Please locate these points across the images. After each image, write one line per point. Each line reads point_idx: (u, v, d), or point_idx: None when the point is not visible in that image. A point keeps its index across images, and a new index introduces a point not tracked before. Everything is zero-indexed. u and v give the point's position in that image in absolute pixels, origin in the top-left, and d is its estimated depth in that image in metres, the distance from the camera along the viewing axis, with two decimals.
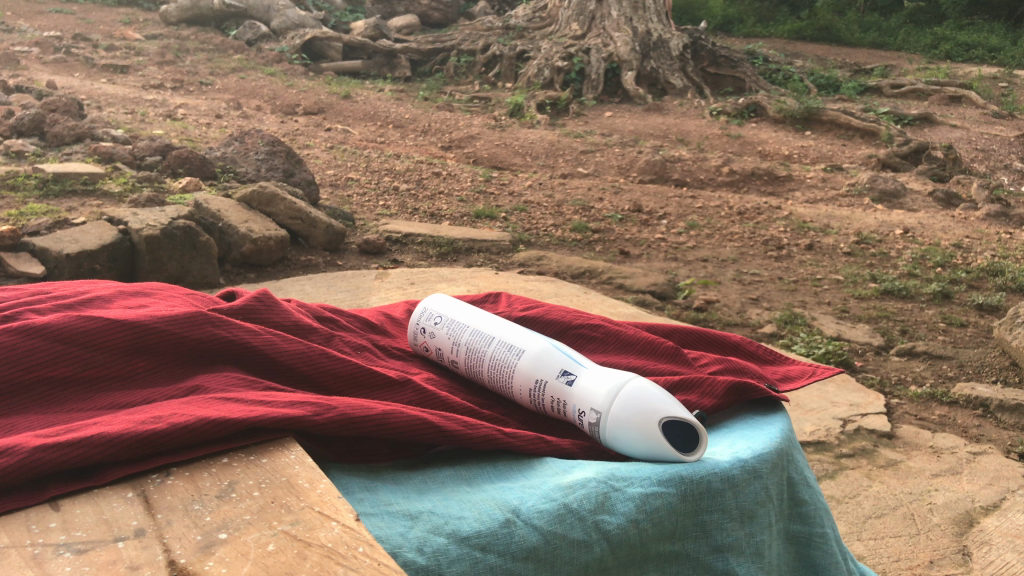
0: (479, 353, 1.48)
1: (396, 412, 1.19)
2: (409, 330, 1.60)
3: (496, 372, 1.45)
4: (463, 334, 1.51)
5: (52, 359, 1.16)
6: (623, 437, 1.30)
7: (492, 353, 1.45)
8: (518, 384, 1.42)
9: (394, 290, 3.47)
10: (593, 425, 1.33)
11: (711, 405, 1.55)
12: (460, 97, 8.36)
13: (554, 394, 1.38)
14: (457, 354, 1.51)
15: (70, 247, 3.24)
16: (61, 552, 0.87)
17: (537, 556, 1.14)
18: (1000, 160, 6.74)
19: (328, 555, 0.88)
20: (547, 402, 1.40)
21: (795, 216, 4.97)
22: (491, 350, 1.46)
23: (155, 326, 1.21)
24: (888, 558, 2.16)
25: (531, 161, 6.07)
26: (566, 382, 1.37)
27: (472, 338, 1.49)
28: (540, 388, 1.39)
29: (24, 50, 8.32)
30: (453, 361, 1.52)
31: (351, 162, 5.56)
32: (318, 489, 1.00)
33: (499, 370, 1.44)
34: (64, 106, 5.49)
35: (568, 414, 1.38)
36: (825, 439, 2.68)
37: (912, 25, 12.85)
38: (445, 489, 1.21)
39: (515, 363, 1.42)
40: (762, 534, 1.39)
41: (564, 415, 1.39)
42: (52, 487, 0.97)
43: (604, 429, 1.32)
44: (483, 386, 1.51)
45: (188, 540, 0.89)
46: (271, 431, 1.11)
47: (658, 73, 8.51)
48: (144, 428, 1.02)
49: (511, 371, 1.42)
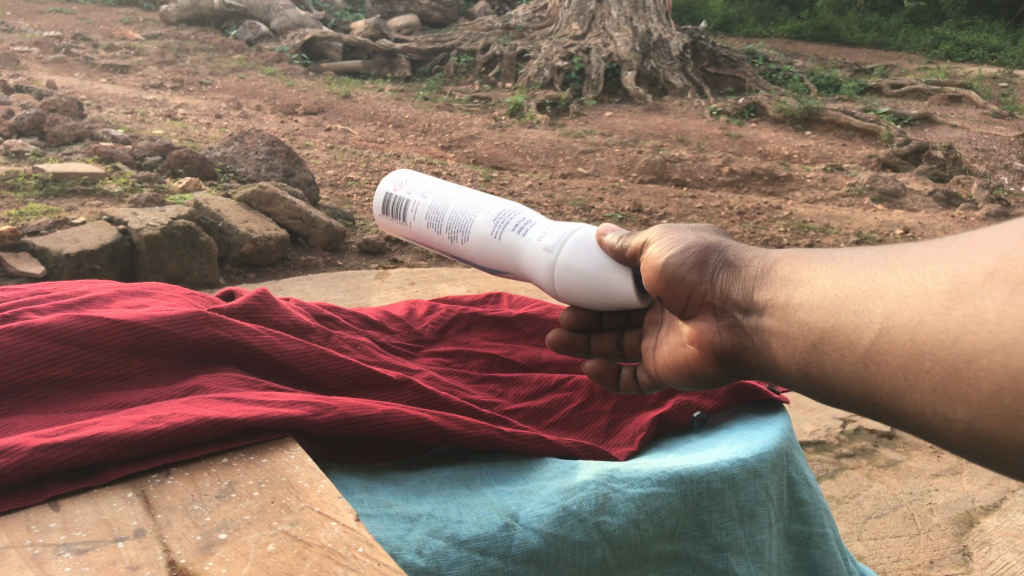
0: (446, 201, 1.52)
1: (395, 412, 1.15)
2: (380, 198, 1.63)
3: (464, 212, 1.49)
4: (440, 187, 1.57)
5: (51, 359, 1.11)
6: (579, 254, 1.33)
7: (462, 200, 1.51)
8: (483, 220, 1.45)
9: (395, 290, 3.46)
10: (548, 244, 1.36)
11: (711, 407, 1.57)
12: (460, 97, 8.35)
13: (519, 220, 1.42)
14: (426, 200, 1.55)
15: (71, 246, 3.24)
16: (61, 551, 0.86)
17: (538, 559, 1.14)
18: (1000, 160, 6.74)
19: (328, 555, 0.86)
20: (507, 234, 1.42)
21: (795, 216, 4.98)
22: (457, 203, 1.51)
23: (156, 326, 1.16)
24: (888, 558, 2.18)
25: (531, 161, 6.06)
26: (533, 219, 1.43)
27: (447, 189, 1.56)
28: (506, 217, 1.43)
29: (24, 50, 8.30)
30: (418, 218, 1.55)
31: (351, 162, 5.57)
32: (318, 489, 0.97)
33: (464, 210, 1.49)
34: (64, 106, 5.51)
35: (523, 242, 1.40)
36: (825, 439, 2.70)
37: (912, 24, 12.83)
38: (445, 493, 1.20)
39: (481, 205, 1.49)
40: (761, 534, 1.41)
41: (519, 246, 1.40)
42: (52, 487, 0.95)
43: (561, 252, 1.34)
44: (436, 234, 1.53)
45: (188, 540, 0.88)
46: (271, 431, 1.07)
47: (658, 73, 8.50)
48: (143, 429, 0.99)
49: (477, 211, 1.47)
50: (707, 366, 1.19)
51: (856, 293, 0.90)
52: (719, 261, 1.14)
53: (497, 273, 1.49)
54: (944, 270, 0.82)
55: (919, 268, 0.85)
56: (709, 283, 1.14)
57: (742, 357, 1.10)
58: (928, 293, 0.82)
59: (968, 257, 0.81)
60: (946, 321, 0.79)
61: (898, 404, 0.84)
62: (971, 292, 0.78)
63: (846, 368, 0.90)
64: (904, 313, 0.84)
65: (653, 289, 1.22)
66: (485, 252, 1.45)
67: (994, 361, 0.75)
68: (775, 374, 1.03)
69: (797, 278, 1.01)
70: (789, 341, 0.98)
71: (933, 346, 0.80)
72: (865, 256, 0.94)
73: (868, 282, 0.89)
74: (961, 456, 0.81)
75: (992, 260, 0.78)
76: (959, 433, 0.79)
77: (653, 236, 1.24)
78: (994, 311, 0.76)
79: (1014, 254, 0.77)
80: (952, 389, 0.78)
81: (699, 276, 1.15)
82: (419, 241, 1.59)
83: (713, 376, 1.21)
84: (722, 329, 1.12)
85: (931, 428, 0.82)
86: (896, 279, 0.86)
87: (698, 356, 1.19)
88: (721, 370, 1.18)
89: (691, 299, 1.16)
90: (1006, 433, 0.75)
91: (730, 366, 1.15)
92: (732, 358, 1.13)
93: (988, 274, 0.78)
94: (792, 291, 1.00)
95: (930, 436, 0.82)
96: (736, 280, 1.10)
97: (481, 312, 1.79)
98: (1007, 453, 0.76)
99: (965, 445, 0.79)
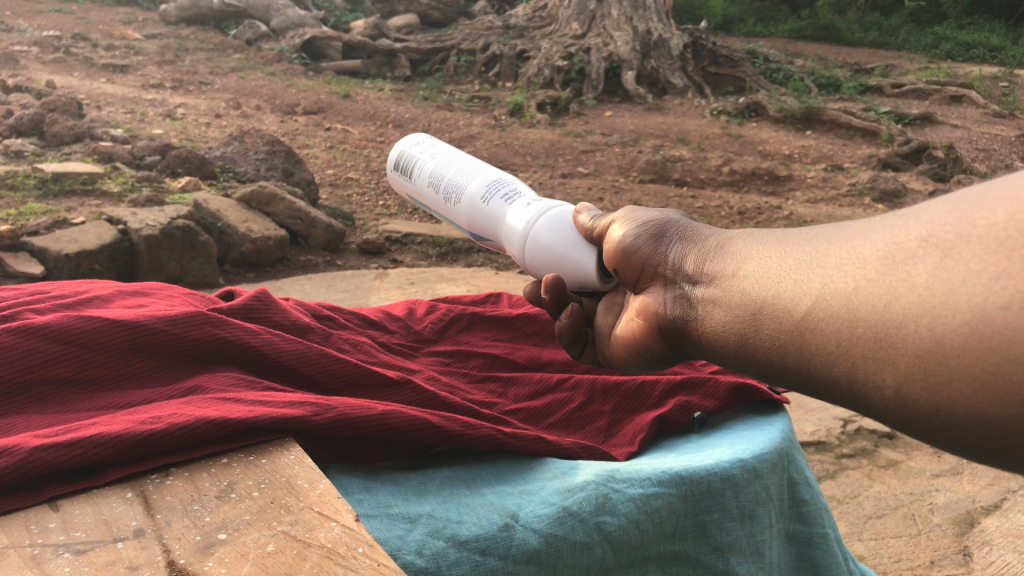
0: (448, 164, 1.58)
1: (395, 412, 1.14)
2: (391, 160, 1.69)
3: (460, 176, 1.54)
4: (445, 153, 1.61)
5: (48, 360, 1.10)
6: (554, 226, 1.37)
7: (461, 167, 1.56)
8: (475, 185, 1.50)
9: (394, 290, 3.45)
10: (527, 213, 1.40)
11: (712, 406, 1.57)
12: (460, 96, 8.33)
13: (508, 190, 1.47)
14: (429, 164, 1.60)
15: (70, 246, 3.24)
16: (61, 552, 0.84)
17: (539, 559, 1.14)
18: (1001, 160, 6.72)
19: (328, 555, 0.84)
20: (494, 201, 1.47)
21: (795, 216, 4.98)
22: (456, 170, 1.55)
23: (155, 326, 1.15)
24: (888, 558, 2.18)
25: (531, 161, 6.05)
26: (522, 191, 1.48)
27: (451, 155, 1.60)
28: (496, 185, 1.48)
29: (23, 49, 8.28)
30: (419, 177, 1.61)
31: (351, 162, 5.57)
32: (318, 489, 0.95)
33: (461, 176, 1.54)
34: (63, 106, 5.51)
35: (507, 210, 1.44)
36: (825, 439, 2.69)
37: (913, 24, 12.81)
38: (445, 493, 1.19)
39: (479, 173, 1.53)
40: (761, 535, 1.40)
41: (503, 213, 1.45)
42: (51, 488, 0.94)
43: (536, 222, 1.38)
44: (435, 200, 1.59)
45: (188, 540, 0.86)
46: (270, 432, 1.06)
47: (658, 73, 8.50)
48: (142, 429, 0.97)
49: (472, 176, 1.52)
50: (651, 341, 1.12)
51: (797, 264, 0.83)
52: (675, 236, 1.11)
53: (481, 238, 1.54)
54: (883, 238, 0.75)
55: (859, 237, 0.78)
56: (662, 256, 1.10)
57: (684, 329, 1.02)
58: (865, 260, 0.75)
59: (904, 225, 0.74)
60: (879, 286, 0.72)
61: (829, 375, 0.76)
62: (909, 254, 0.71)
63: (779, 339, 0.82)
64: (839, 279, 0.76)
65: (612, 263, 1.21)
66: (472, 215, 1.51)
67: (921, 325, 0.67)
68: (714, 348, 0.95)
69: (744, 251, 0.94)
70: (728, 311, 0.91)
71: (864, 310, 0.72)
72: (811, 229, 0.86)
73: (809, 252, 0.82)
74: (892, 430, 0.72)
75: (927, 226, 0.71)
76: (888, 402, 0.71)
77: (619, 215, 1.24)
78: (925, 276, 0.68)
79: (948, 221, 0.70)
80: (881, 357, 0.70)
81: (653, 249, 1.12)
82: (418, 199, 1.65)
83: (660, 354, 1.13)
84: (667, 296, 1.06)
85: (861, 400, 0.74)
86: (834, 248, 0.79)
87: (644, 330, 1.13)
88: (665, 346, 1.10)
89: (643, 271, 1.13)
90: (933, 400, 0.67)
91: (673, 341, 1.07)
92: (674, 331, 1.05)
93: (922, 240, 0.71)
94: (736, 263, 0.93)
95: (862, 407, 0.74)
96: (687, 251, 1.06)
97: (481, 312, 1.78)
98: (934, 423, 0.68)
99: (896, 417, 0.71)
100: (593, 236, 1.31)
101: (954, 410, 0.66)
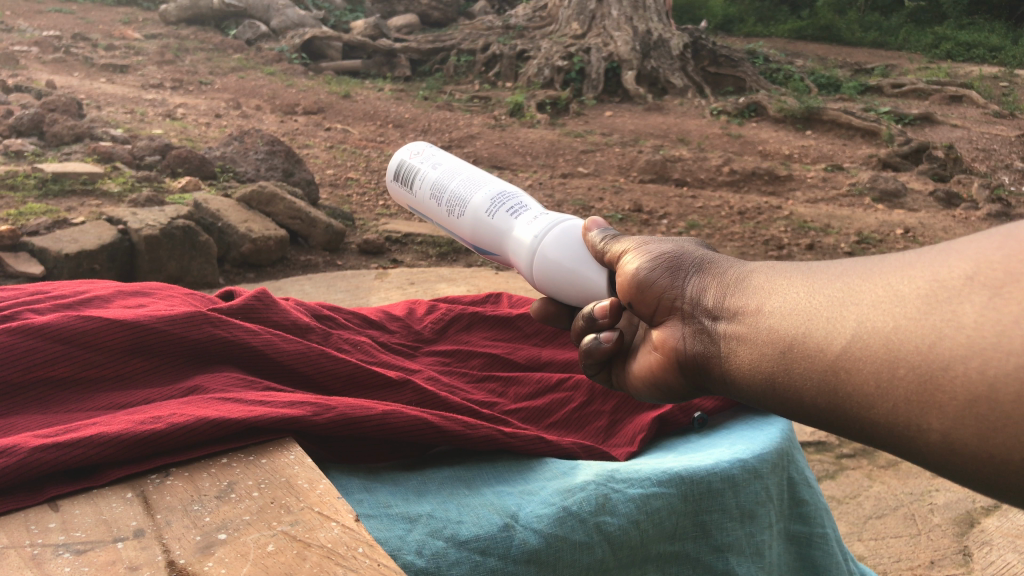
0: (450, 175, 1.57)
1: (395, 412, 1.13)
2: (392, 170, 1.68)
3: (463, 188, 1.53)
4: (440, 166, 1.60)
5: (50, 360, 1.09)
6: (561, 241, 1.37)
7: (458, 180, 1.55)
8: (479, 199, 1.50)
9: (394, 290, 3.46)
10: (534, 228, 1.40)
11: (713, 407, 1.58)
12: (460, 96, 8.33)
13: (514, 204, 1.47)
14: (427, 180, 1.60)
15: (70, 246, 3.24)
16: (61, 551, 0.84)
17: (539, 559, 1.14)
18: (1001, 160, 6.71)
19: (328, 556, 0.84)
20: (499, 214, 1.47)
21: (795, 216, 5.00)
22: (457, 182, 1.55)
23: (156, 327, 1.15)
24: (888, 558, 2.18)
25: (532, 161, 6.04)
26: (528, 205, 1.47)
27: (446, 169, 1.59)
28: (501, 198, 1.48)
29: (24, 49, 8.27)
30: (422, 188, 1.61)
31: (351, 163, 5.59)
32: (318, 489, 0.95)
33: (461, 190, 1.53)
34: (63, 106, 5.53)
35: (512, 224, 1.44)
36: (825, 440, 2.70)
37: (913, 24, 12.75)
38: (445, 493, 1.19)
39: (477, 187, 1.52)
40: (762, 535, 1.40)
41: (509, 227, 1.45)
42: (51, 488, 0.93)
43: (543, 238, 1.38)
44: (438, 212, 1.59)
45: (188, 540, 0.86)
46: (270, 432, 1.06)
47: (658, 72, 8.50)
48: (143, 428, 0.97)
49: (476, 188, 1.52)
50: (670, 375, 1.13)
51: (829, 301, 0.82)
52: (691, 268, 1.10)
53: (484, 251, 1.53)
54: (923, 276, 0.74)
55: (896, 273, 0.77)
56: (679, 289, 1.09)
57: (705, 365, 1.03)
58: (904, 297, 0.75)
59: (947, 262, 0.74)
60: (923, 326, 0.72)
61: (869, 415, 0.76)
62: (954, 297, 0.70)
63: (812, 378, 0.82)
64: (879, 318, 0.76)
65: (626, 296, 1.19)
66: (475, 228, 1.50)
67: (970, 367, 0.67)
68: (739, 384, 0.95)
69: (767, 285, 0.94)
70: (755, 348, 0.90)
71: (908, 348, 0.72)
72: (842, 264, 0.86)
73: (841, 288, 0.82)
74: (935, 475, 0.72)
75: (973, 264, 0.71)
76: (933, 445, 0.71)
77: (633, 246, 1.23)
78: (973, 315, 0.68)
79: (996, 259, 0.69)
80: (929, 400, 0.70)
81: (669, 282, 1.10)
82: (419, 210, 1.64)
83: (676, 388, 1.14)
84: (685, 331, 1.06)
85: (904, 442, 0.74)
86: (871, 284, 0.79)
87: (663, 365, 1.13)
88: (682, 381, 1.11)
89: (659, 304, 1.11)
90: (981, 444, 0.67)
91: (692, 376, 1.08)
92: (694, 366, 1.06)
93: (966, 279, 0.70)
94: (762, 298, 0.93)
95: (904, 451, 0.74)
96: (706, 284, 1.05)
97: (482, 312, 1.78)
98: (983, 469, 0.68)
99: (942, 461, 0.71)
100: (604, 258, 1.31)
101: (1007, 456, 0.66)
